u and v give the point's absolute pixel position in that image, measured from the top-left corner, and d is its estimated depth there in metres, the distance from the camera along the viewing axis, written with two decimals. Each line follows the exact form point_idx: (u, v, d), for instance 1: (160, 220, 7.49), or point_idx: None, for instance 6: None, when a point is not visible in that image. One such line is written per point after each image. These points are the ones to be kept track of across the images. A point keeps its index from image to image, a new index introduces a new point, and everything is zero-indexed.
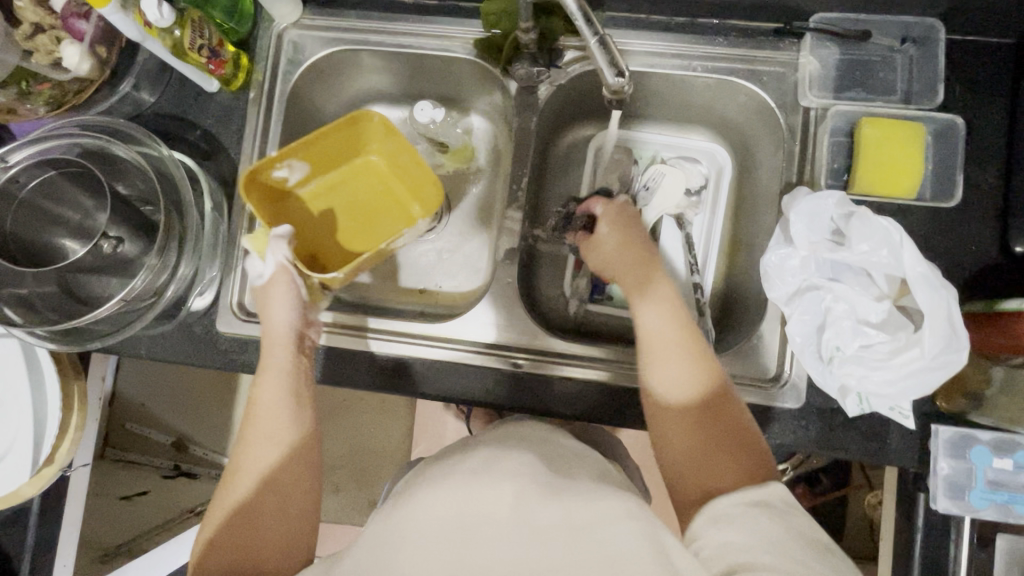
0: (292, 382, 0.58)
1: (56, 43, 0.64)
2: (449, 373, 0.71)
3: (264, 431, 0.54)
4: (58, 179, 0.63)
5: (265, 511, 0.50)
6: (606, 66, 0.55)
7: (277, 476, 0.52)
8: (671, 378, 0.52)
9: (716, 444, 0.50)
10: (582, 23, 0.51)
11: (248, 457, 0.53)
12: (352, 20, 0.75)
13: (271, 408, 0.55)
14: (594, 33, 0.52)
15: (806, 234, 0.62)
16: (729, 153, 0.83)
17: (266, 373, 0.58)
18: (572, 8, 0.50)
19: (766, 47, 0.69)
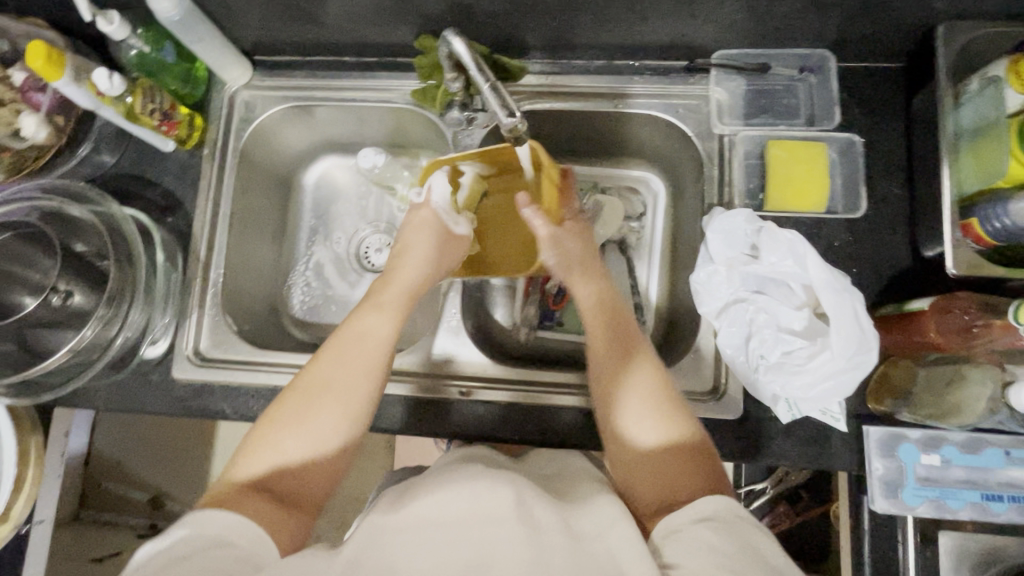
0: (372, 364, 0.59)
1: (15, 114, 0.68)
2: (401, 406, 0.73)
3: (349, 381, 0.57)
4: (16, 241, 0.68)
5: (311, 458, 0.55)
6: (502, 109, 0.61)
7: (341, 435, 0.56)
8: (647, 429, 0.56)
9: (681, 466, 0.54)
10: (474, 70, 0.57)
11: (327, 396, 0.57)
12: (300, 79, 0.81)
13: (347, 392, 0.57)
14: (487, 80, 0.58)
15: (724, 251, 0.66)
16: (663, 181, 0.88)
17: (348, 351, 0.59)
18: (460, 50, 0.57)
19: (679, 82, 0.75)
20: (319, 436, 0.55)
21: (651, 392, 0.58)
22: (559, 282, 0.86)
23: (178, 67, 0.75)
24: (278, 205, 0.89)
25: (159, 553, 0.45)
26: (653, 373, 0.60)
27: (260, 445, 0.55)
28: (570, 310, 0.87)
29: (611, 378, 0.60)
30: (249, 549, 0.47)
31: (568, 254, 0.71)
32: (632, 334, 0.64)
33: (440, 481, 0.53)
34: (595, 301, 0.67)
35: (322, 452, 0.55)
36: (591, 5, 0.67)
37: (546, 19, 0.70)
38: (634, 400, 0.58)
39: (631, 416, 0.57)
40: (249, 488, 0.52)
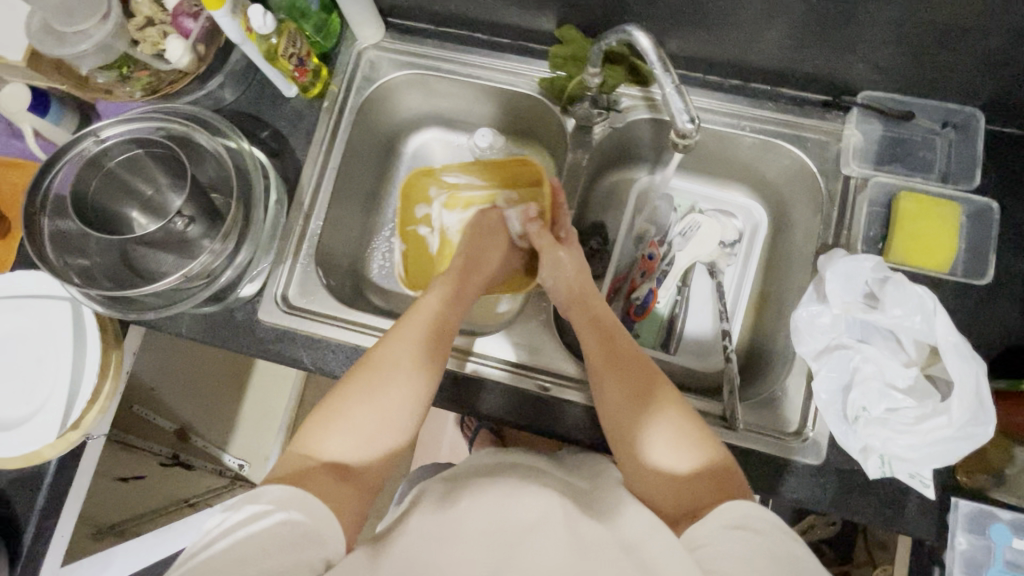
0: (430, 356, 0.60)
1: (162, 36, 0.69)
2: (474, 386, 0.74)
3: (397, 370, 0.57)
4: (143, 155, 0.68)
5: (359, 448, 0.54)
6: (680, 112, 0.59)
7: (388, 429, 0.55)
8: (668, 439, 0.54)
9: (698, 475, 0.52)
10: (660, 72, 0.57)
11: (373, 386, 0.56)
12: (428, 48, 0.81)
13: (396, 380, 0.56)
14: (672, 81, 0.57)
15: (840, 293, 0.65)
16: (767, 211, 0.86)
17: (406, 340, 0.60)
18: (644, 43, 0.56)
19: (813, 116, 0.74)
20: (378, 426, 0.55)
21: (641, 400, 0.57)
22: (645, 292, 0.84)
23: (317, 17, 0.76)
24: (376, 168, 0.89)
25: (239, 530, 0.45)
26: (644, 383, 0.58)
27: (324, 427, 0.54)
28: (648, 323, 0.85)
29: (629, 383, 0.58)
30: (317, 535, 0.47)
31: (569, 277, 0.71)
32: (626, 345, 0.62)
33: (489, 484, 0.55)
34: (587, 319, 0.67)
35: (380, 431, 0.55)
36: (748, 24, 0.65)
37: (695, 32, 0.69)
38: (651, 408, 0.56)
39: (651, 425, 0.55)
40: (311, 468, 0.51)
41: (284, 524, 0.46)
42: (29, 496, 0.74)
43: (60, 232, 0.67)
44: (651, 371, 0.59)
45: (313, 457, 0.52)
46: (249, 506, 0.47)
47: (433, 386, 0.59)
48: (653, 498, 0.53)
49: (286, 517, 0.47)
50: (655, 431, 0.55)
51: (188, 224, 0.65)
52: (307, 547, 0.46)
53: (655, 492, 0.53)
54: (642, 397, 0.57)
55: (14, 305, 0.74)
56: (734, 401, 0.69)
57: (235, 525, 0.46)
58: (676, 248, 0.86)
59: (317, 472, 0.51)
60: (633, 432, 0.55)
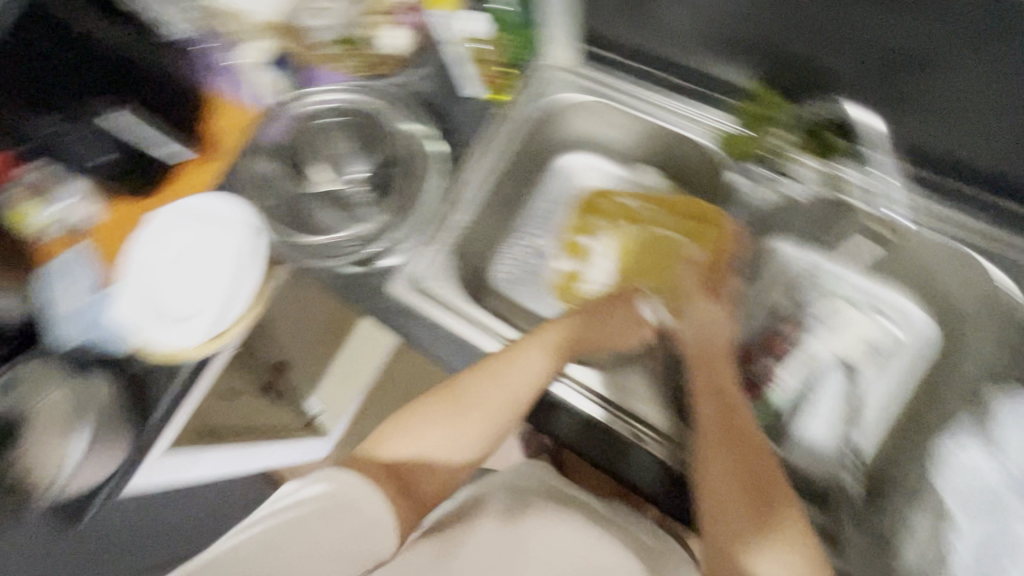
0: (507, 408, 0.62)
1: (385, 27, 0.80)
2: (567, 412, 0.73)
3: (487, 397, 0.62)
4: (337, 127, 0.80)
5: (430, 455, 0.60)
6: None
7: (460, 447, 0.61)
8: (778, 552, 0.51)
9: None
10: None
11: (458, 403, 0.61)
12: (614, 78, 0.83)
13: (479, 409, 0.61)
14: None
15: (1012, 444, 0.60)
16: (937, 327, 0.76)
17: (501, 384, 0.62)
18: None
19: (1018, 240, 0.67)
20: (444, 444, 0.60)
21: (751, 504, 0.53)
22: (768, 372, 0.79)
23: (524, 35, 0.80)
24: (527, 179, 0.91)
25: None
26: (756, 476, 0.55)
27: (394, 429, 0.61)
28: (764, 405, 0.78)
29: (742, 470, 0.55)
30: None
31: (709, 334, 0.68)
32: (746, 427, 0.58)
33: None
34: (707, 386, 0.63)
35: (444, 459, 0.60)
36: (970, 112, 0.61)
37: (904, 112, 0.65)
38: (765, 508, 0.53)
39: (763, 531, 0.52)
40: (374, 467, 0.57)
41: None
42: (160, 386, 0.82)
43: None
44: (770, 472, 0.55)
45: (378, 457, 0.58)
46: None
47: (506, 423, 0.63)
48: None
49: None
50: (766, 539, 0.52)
51: None
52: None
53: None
54: (756, 491, 0.54)
55: (199, 219, 0.82)
56: None
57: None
58: (813, 335, 0.79)
59: (381, 478, 0.57)
60: (740, 530, 0.52)
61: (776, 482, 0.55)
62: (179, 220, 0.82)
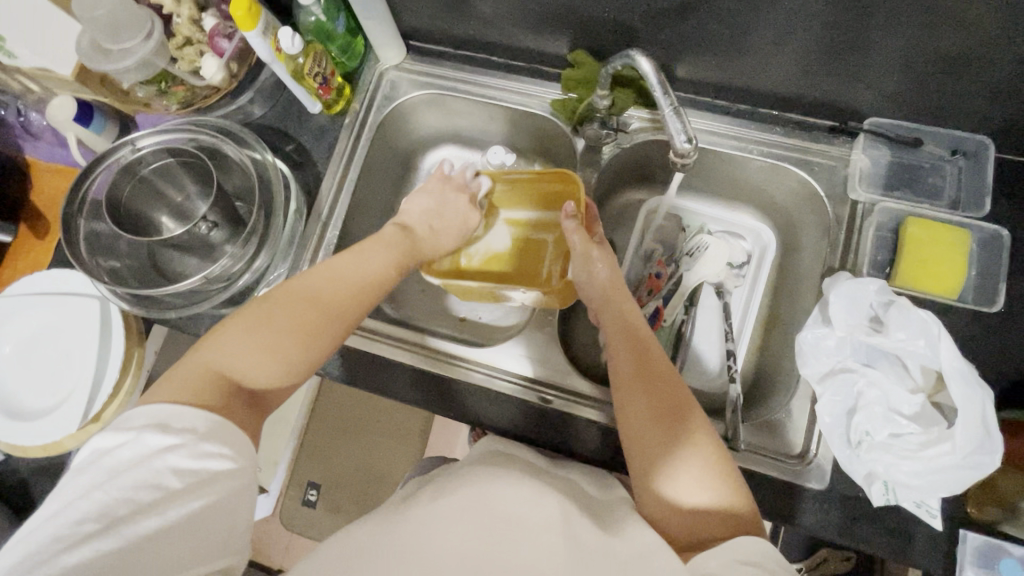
0: (360, 298, 0.60)
1: (199, 55, 0.75)
2: (480, 396, 0.76)
3: (340, 274, 0.60)
4: (176, 165, 0.72)
5: (268, 340, 0.53)
6: (677, 133, 0.61)
7: (306, 327, 0.55)
8: (694, 470, 0.54)
9: (710, 506, 0.53)
10: (659, 93, 0.59)
11: (308, 282, 0.58)
12: (447, 70, 0.85)
13: (335, 282, 0.59)
14: (671, 103, 0.59)
15: (844, 317, 0.64)
16: (775, 233, 0.86)
17: (353, 269, 0.62)
18: (647, 70, 0.58)
19: (821, 141, 0.75)
20: (287, 339, 0.53)
21: (669, 428, 0.57)
22: (651, 310, 0.85)
23: (343, 40, 0.79)
24: (393, 184, 0.92)
25: (155, 461, 0.42)
26: (671, 402, 0.59)
27: (226, 336, 0.52)
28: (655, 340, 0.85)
29: (653, 405, 0.59)
30: (243, 474, 0.45)
31: (596, 282, 0.73)
32: (660, 366, 0.62)
33: (476, 490, 0.52)
34: (617, 328, 0.68)
35: (286, 360, 0.53)
36: (755, 51, 0.67)
37: (703, 58, 0.71)
38: (675, 430, 0.57)
39: (675, 451, 0.56)
40: (224, 386, 0.49)
41: (203, 456, 0.44)
42: (49, 485, 0.76)
43: (95, 234, 0.72)
44: (683, 399, 0.59)
45: (225, 373, 0.50)
46: (162, 434, 0.43)
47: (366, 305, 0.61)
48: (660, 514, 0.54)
49: (208, 450, 0.44)
50: (680, 460, 0.55)
51: (211, 228, 0.69)
52: (233, 488, 0.44)
53: (660, 510, 0.54)
54: (671, 419, 0.58)
55: (49, 302, 0.77)
56: (738, 421, 0.69)
57: (146, 454, 0.42)
58: (684, 269, 0.86)
59: (231, 394, 0.49)
60: (656, 454, 0.56)
61: (686, 406, 0.59)
62: (32, 303, 0.77)
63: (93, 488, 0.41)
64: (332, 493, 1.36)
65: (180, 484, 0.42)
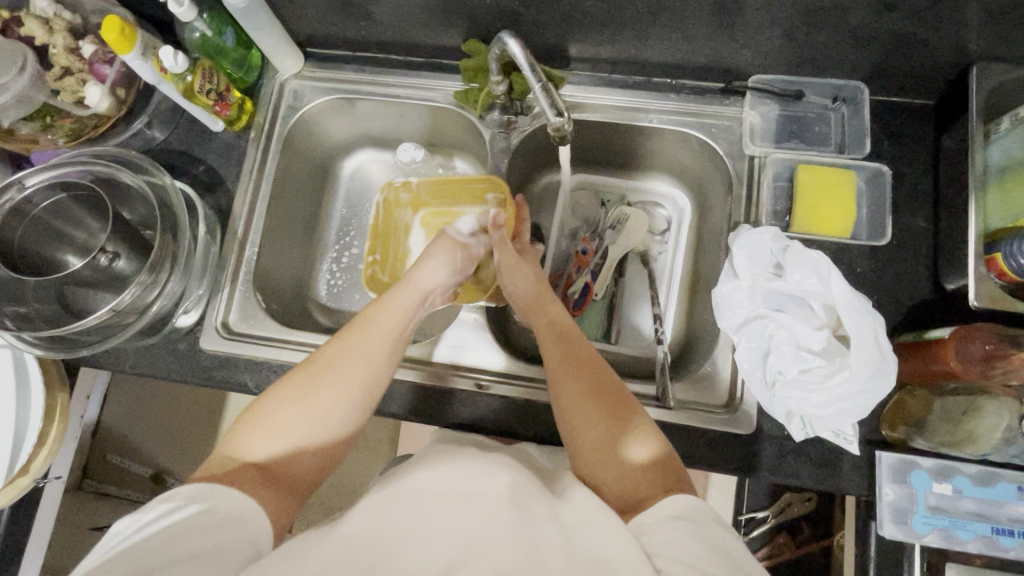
0: (370, 378, 0.57)
1: (81, 84, 0.71)
2: (416, 392, 0.73)
3: (362, 338, 0.58)
4: (69, 200, 0.69)
5: (290, 423, 0.54)
6: (548, 109, 0.65)
7: (324, 416, 0.54)
8: (627, 444, 0.55)
9: (643, 471, 0.54)
10: (529, 72, 0.60)
11: (339, 351, 0.57)
12: (348, 72, 0.84)
13: (358, 350, 0.57)
14: (540, 80, 0.62)
15: (748, 266, 0.67)
16: (690, 198, 0.89)
17: (371, 327, 0.59)
18: (518, 53, 0.59)
19: (714, 103, 0.78)
20: (306, 427, 0.54)
21: (600, 405, 0.57)
22: (581, 287, 0.87)
23: (236, 53, 0.78)
24: (314, 194, 0.91)
25: (150, 526, 0.45)
26: (596, 377, 0.60)
27: (251, 429, 0.54)
28: (590, 316, 0.87)
29: (581, 390, 0.58)
30: (239, 522, 0.48)
31: (527, 280, 0.72)
32: (584, 350, 0.62)
33: (411, 476, 0.52)
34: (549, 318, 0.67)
35: (305, 446, 0.54)
36: (638, 23, 0.69)
37: (593, 36, 0.73)
38: (605, 408, 0.57)
39: (608, 430, 0.56)
40: (236, 470, 0.51)
41: (198, 515, 0.47)
42: None
43: None
44: (610, 379, 0.60)
45: (241, 460, 0.52)
46: (161, 505, 0.47)
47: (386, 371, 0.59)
48: (598, 489, 0.54)
49: (203, 509, 0.47)
50: (616, 437, 0.55)
51: (114, 258, 0.68)
52: (227, 539, 0.46)
53: (597, 481, 0.54)
54: (601, 393, 0.58)
55: None
56: (666, 379, 0.72)
57: (143, 522, 0.46)
58: (611, 241, 0.89)
59: (245, 472, 0.51)
60: (589, 434, 0.56)
61: (615, 383, 0.60)
62: None
63: (100, 556, 0.45)
64: (305, 513, 1.35)
65: (165, 538, 0.44)
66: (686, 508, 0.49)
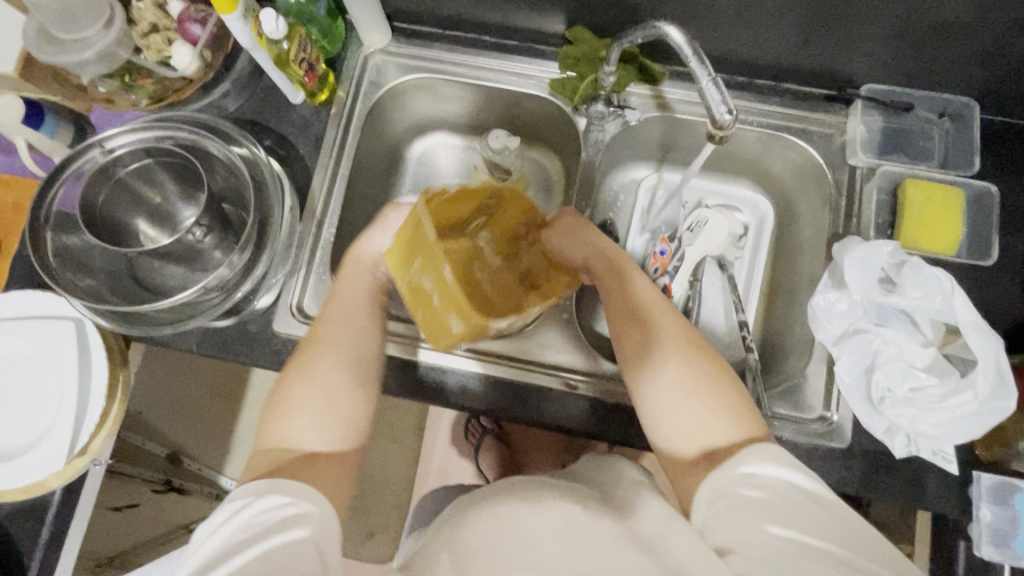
0: (361, 356, 0.61)
1: (167, 43, 0.67)
2: (471, 383, 0.70)
3: (336, 322, 0.63)
4: (155, 165, 0.65)
5: (312, 406, 0.56)
6: (716, 103, 0.55)
7: (334, 396, 0.57)
8: (689, 391, 0.54)
9: (709, 415, 0.52)
10: (696, 62, 0.54)
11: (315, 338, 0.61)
12: (438, 52, 0.81)
13: (337, 331, 0.62)
14: (708, 73, 0.54)
15: (860, 279, 0.66)
16: (771, 204, 0.88)
17: (334, 313, 0.64)
18: (677, 38, 0.54)
19: (817, 110, 0.76)
20: (325, 413, 0.56)
21: (653, 351, 0.57)
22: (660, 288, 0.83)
23: (325, 22, 0.74)
24: (382, 176, 0.87)
25: (231, 522, 0.45)
26: (647, 324, 0.59)
27: (281, 418, 0.55)
28: None
29: (639, 340, 0.58)
30: (316, 529, 0.46)
31: (588, 245, 0.69)
32: (640, 299, 0.62)
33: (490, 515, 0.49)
34: (602, 262, 0.67)
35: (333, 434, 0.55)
36: (760, 20, 0.67)
37: (706, 31, 0.70)
38: (661, 358, 0.56)
39: (667, 377, 0.55)
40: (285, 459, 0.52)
41: (278, 510, 0.46)
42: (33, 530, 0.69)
43: (65, 250, 0.65)
44: (665, 324, 0.59)
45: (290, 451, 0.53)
46: (226, 507, 0.47)
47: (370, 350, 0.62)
48: (665, 437, 0.54)
49: (274, 504, 0.47)
50: (677, 382, 0.54)
51: (204, 233, 0.64)
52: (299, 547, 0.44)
53: (665, 428, 0.54)
54: (653, 340, 0.57)
55: (9, 328, 0.68)
56: (761, 389, 0.70)
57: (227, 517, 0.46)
58: (690, 244, 0.85)
59: (291, 464, 0.51)
60: (649, 381, 0.56)
61: (674, 329, 0.59)
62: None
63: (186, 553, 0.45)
64: None
65: (247, 535, 0.44)
66: (765, 458, 0.47)
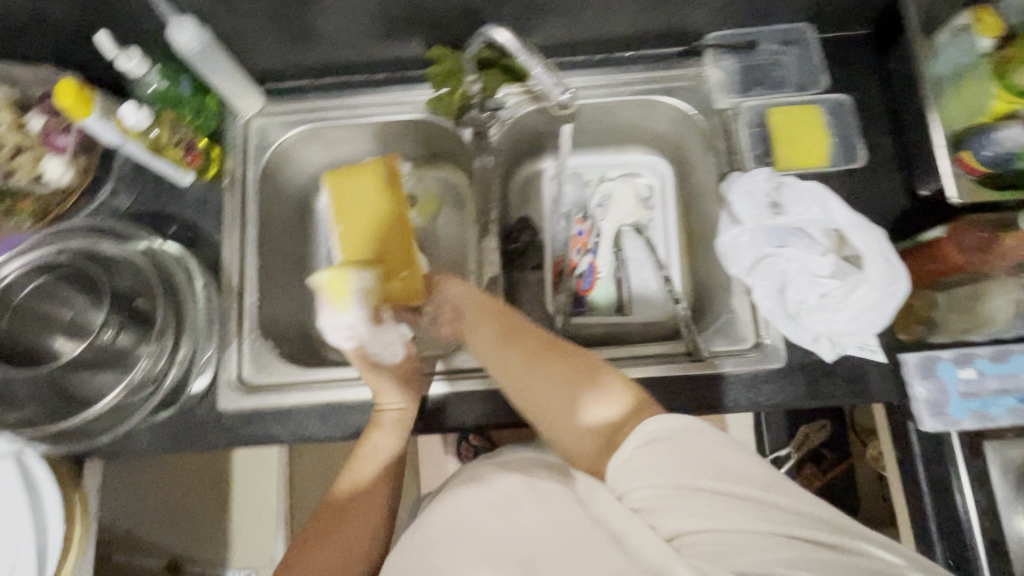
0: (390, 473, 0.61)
1: (36, 161, 0.68)
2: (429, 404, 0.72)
3: (372, 453, 0.62)
4: (53, 282, 0.69)
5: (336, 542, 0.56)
6: (551, 85, 0.66)
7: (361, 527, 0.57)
8: (583, 390, 0.55)
9: (598, 400, 0.54)
10: (525, 57, 0.62)
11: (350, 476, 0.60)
12: (315, 101, 0.83)
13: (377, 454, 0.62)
14: (537, 64, 0.64)
15: (749, 210, 0.70)
16: (668, 162, 0.92)
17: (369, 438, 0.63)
18: (507, 39, 0.62)
19: (676, 66, 0.81)
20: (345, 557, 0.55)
21: (544, 361, 0.58)
22: (585, 268, 0.87)
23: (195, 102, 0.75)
24: (297, 230, 0.88)
25: None
26: (532, 344, 0.60)
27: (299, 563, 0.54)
28: (597, 295, 0.88)
29: (525, 362, 0.58)
30: None
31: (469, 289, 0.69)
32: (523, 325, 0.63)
33: (445, 499, 0.50)
34: (467, 296, 0.69)
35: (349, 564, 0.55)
36: None
37: (552, 20, 0.75)
38: (547, 369, 0.57)
39: (558, 382, 0.56)
40: None
41: None
42: None
43: None
44: (550, 339, 0.60)
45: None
46: None
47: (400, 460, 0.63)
48: (573, 443, 0.53)
49: None
50: (570, 386, 0.55)
51: (116, 332, 0.67)
52: None
53: (566, 434, 0.54)
54: (541, 355, 0.58)
55: None
56: (694, 334, 0.73)
57: None
58: (602, 219, 0.89)
59: None
60: (545, 393, 0.56)
61: (556, 342, 0.60)
62: None
63: None
64: None
65: None
66: (667, 426, 0.48)
